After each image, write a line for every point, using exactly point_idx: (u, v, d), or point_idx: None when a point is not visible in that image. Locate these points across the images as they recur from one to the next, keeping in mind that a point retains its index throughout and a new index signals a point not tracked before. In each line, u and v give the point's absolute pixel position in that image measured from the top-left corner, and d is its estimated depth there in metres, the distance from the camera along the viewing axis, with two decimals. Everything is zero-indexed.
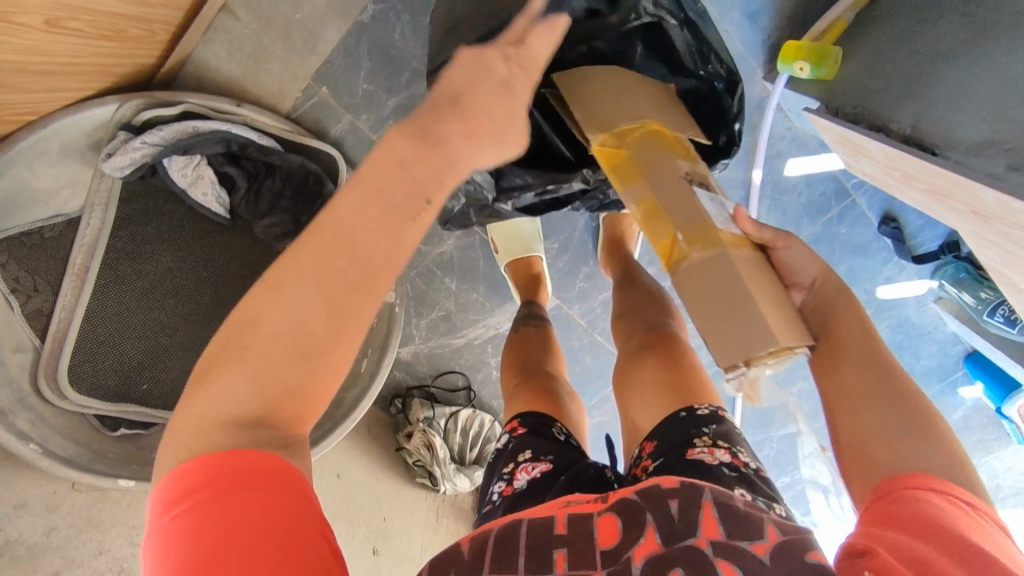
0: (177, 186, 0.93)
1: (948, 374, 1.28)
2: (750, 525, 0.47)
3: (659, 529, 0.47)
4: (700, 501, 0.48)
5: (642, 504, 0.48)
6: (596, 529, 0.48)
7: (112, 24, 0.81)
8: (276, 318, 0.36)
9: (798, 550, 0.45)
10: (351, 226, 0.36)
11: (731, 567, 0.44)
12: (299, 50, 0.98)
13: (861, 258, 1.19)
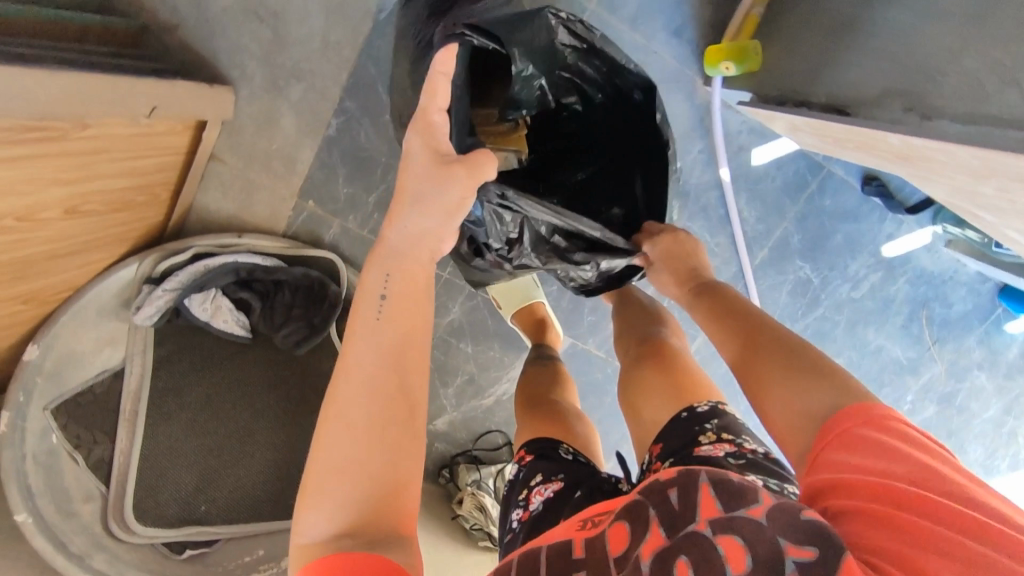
0: (200, 320, 1.03)
1: (987, 313, 1.28)
2: (746, 497, 0.47)
3: (664, 525, 0.49)
4: (697, 483, 0.50)
5: (646, 502, 0.51)
6: (606, 541, 0.51)
7: (118, 198, 0.93)
8: (357, 424, 0.48)
9: (797, 515, 0.45)
10: (381, 335, 0.51)
11: (732, 540, 0.45)
12: (284, 175, 1.09)
13: (855, 222, 1.20)
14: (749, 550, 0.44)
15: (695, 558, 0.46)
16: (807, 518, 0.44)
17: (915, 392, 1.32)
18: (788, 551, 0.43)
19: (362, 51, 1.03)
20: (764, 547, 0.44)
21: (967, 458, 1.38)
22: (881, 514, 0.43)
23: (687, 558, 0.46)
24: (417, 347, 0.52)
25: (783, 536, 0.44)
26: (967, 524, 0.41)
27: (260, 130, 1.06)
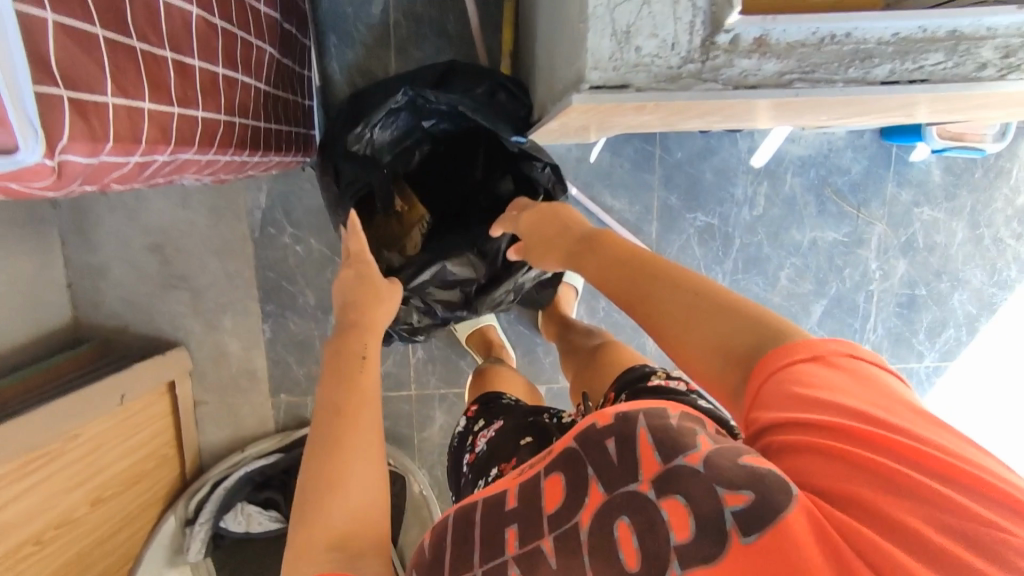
0: (239, 532, 1.15)
1: (887, 158, 1.31)
2: (683, 441, 0.42)
3: (601, 480, 0.44)
4: (634, 434, 0.44)
5: (584, 458, 0.45)
6: (541, 497, 0.46)
7: (133, 471, 1.11)
8: (314, 465, 0.53)
9: (730, 457, 0.40)
10: (330, 399, 0.59)
11: (674, 500, 0.40)
12: (251, 387, 1.26)
13: (715, 155, 1.28)
14: (693, 513, 0.39)
15: (634, 515, 0.41)
16: (745, 464, 0.39)
17: (877, 257, 1.34)
18: (725, 502, 0.38)
19: (258, 264, 1.21)
20: (706, 492, 0.39)
21: (971, 285, 1.36)
22: (847, 469, 0.38)
23: (626, 516, 0.42)
24: (357, 400, 0.58)
25: (722, 484, 0.39)
26: (936, 466, 0.36)
27: (218, 364, 1.25)
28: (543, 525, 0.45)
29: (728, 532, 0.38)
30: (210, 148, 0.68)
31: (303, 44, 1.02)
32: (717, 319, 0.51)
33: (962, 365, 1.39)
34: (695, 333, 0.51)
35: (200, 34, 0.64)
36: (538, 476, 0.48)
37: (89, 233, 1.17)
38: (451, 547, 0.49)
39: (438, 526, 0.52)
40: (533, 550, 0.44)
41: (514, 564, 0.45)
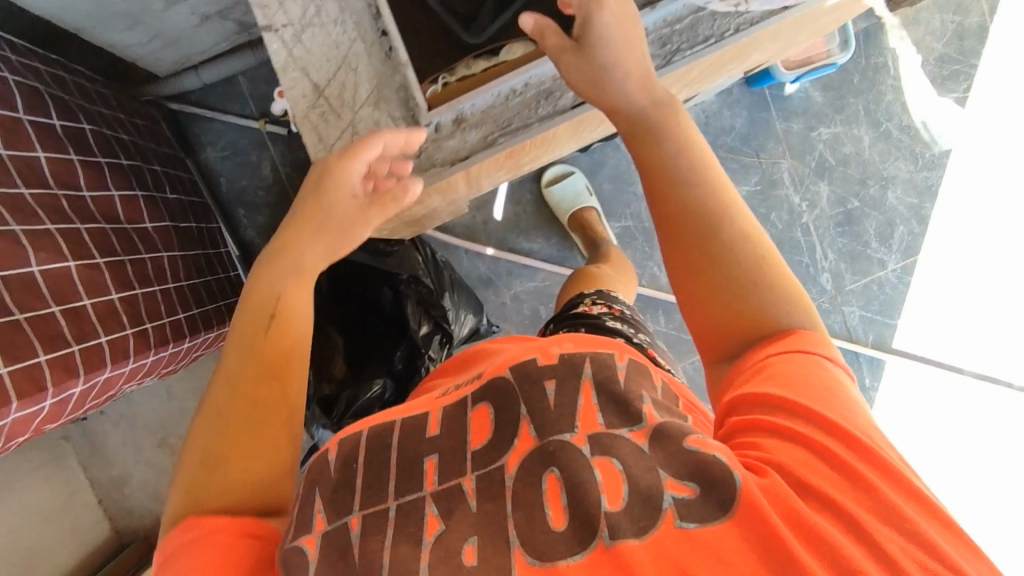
0: None
1: (763, 102, 1.35)
2: (631, 415, 0.48)
3: (533, 424, 0.48)
4: (579, 382, 0.50)
5: (517, 398, 0.50)
6: (468, 432, 0.50)
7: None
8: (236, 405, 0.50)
9: (677, 440, 0.45)
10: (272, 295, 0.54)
11: (607, 462, 0.45)
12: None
13: (605, 166, 1.36)
14: (626, 478, 0.44)
15: (565, 472, 0.45)
16: (690, 448, 0.44)
17: (796, 190, 1.37)
18: (670, 487, 0.42)
19: None
20: (650, 473, 0.44)
21: (900, 178, 1.36)
22: (817, 458, 0.42)
23: (556, 470, 0.46)
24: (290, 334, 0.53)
25: (665, 469, 0.43)
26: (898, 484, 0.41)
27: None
28: (466, 463, 0.48)
29: (665, 507, 0.42)
30: (127, 359, 0.80)
31: (210, 229, 1.16)
32: (738, 281, 0.52)
33: (930, 254, 1.37)
34: (728, 307, 0.52)
35: (84, 277, 0.76)
36: (462, 408, 0.52)
37: (102, 450, 1.31)
38: (364, 469, 0.50)
39: (350, 437, 0.54)
40: (452, 488, 0.47)
41: (432, 498, 0.47)
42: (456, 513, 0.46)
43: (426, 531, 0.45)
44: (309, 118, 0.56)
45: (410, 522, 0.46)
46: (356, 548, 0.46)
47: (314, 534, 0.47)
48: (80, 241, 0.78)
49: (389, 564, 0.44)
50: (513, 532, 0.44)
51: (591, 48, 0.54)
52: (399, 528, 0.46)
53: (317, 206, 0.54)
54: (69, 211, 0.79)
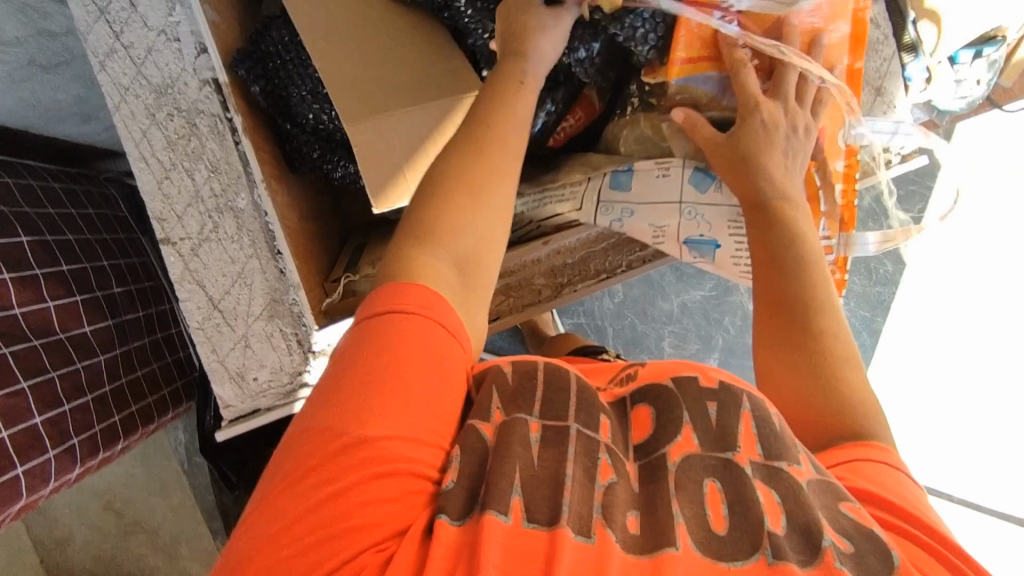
0: None
1: None
2: (790, 453, 0.49)
3: (697, 431, 0.51)
4: (740, 412, 0.51)
5: (680, 405, 0.53)
6: (629, 427, 0.54)
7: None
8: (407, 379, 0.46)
9: (832, 499, 0.47)
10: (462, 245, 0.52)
11: (768, 488, 0.47)
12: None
13: None
14: (784, 506, 0.45)
15: (727, 485, 0.47)
16: (846, 514, 0.46)
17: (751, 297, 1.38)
18: (830, 532, 0.44)
19: (195, 491, 1.35)
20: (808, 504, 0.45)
21: None
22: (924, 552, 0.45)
23: (718, 481, 0.47)
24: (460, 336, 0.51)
25: (825, 515, 0.45)
26: None
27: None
28: (630, 452, 0.52)
29: (824, 545, 0.43)
30: (46, 483, 0.83)
31: (160, 311, 1.17)
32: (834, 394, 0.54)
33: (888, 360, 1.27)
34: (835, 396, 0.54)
35: (4, 408, 0.79)
36: (625, 406, 0.57)
37: (47, 509, 1.34)
38: (489, 422, 0.52)
39: (523, 363, 0.58)
40: (619, 453, 0.50)
41: (604, 447, 0.50)
42: (620, 480, 0.49)
43: (600, 475, 0.48)
44: (202, 326, 0.73)
45: (587, 457, 0.49)
46: (536, 450, 0.48)
47: (492, 424, 0.51)
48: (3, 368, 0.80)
49: (574, 476, 0.47)
50: (677, 512, 0.46)
51: (739, 138, 0.63)
52: (584, 451, 0.49)
53: (487, 138, 0.55)
54: None
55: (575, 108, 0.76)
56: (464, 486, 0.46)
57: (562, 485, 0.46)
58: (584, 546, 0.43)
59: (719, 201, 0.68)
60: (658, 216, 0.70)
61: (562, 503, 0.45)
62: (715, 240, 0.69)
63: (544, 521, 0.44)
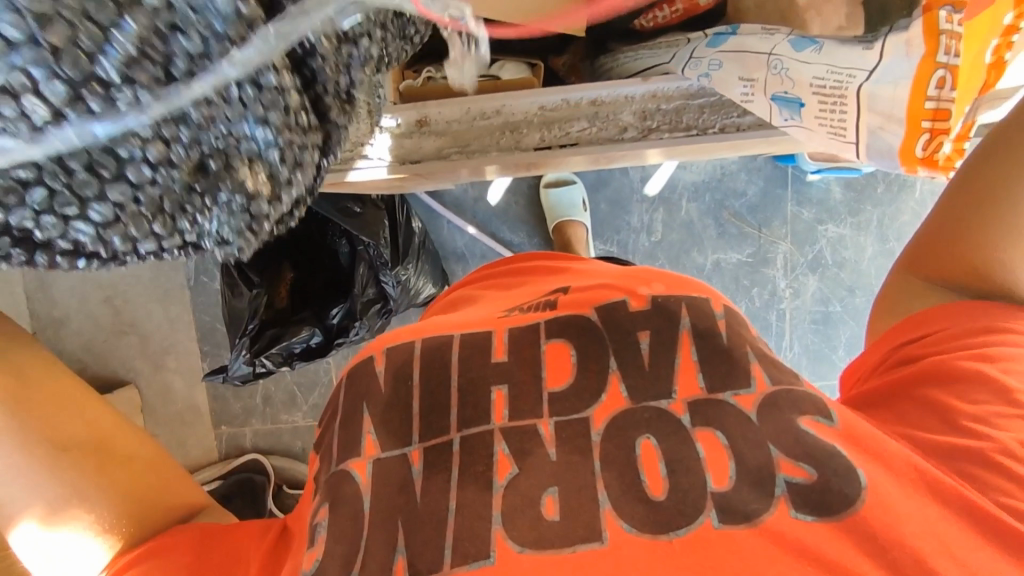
0: None
1: (784, 178, 1.33)
2: (735, 383, 0.51)
3: (623, 383, 0.51)
4: (678, 333, 0.53)
5: (607, 348, 0.54)
6: (543, 369, 0.53)
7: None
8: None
9: (791, 415, 0.49)
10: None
11: (708, 431, 0.48)
12: (196, 421, 1.37)
13: (608, 187, 1.36)
14: (728, 453, 0.47)
15: (662, 443, 0.48)
16: (806, 429, 0.48)
17: (784, 275, 1.36)
18: (784, 472, 0.46)
19: (195, 310, 1.34)
20: (748, 441, 0.48)
21: None
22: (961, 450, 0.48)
23: (652, 437, 0.49)
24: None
25: (777, 447, 0.47)
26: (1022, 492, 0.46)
27: (165, 401, 1.36)
28: (545, 407, 0.51)
29: (778, 495, 0.46)
30: None
31: None
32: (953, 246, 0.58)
33: None
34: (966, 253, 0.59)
35: None
36: (537, 336, 0.55)
37: (49, 286, 1.34)
38: (416, 392, 0.54)
39: (399, 347, 0.57)
40: (529, 428, 0.50)
41: (502, 435, 0.50)
42: (528, 459, 0.49)
43: (499, 473, 0.49)
44: None
45: (478, 462, 0.49)
46: (419, 485, 0.50)
47: (364, 460, 0.52)
48: None
49: (457, 508, 0.48)
50: (597, 468, 0.48)
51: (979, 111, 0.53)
52: (466, 465, 0.49)
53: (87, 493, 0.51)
54: None
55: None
56: (339, 556, 0.49)
57: (444, 521, 0.47)
58: (483, 567, 0.45)
59: (812, 60, 0.58)
60: (747, 69, 0.62)
61: (444, 545, 0.47)
62: (799, 99, 0.59)
63: (426, 569, 0.46)
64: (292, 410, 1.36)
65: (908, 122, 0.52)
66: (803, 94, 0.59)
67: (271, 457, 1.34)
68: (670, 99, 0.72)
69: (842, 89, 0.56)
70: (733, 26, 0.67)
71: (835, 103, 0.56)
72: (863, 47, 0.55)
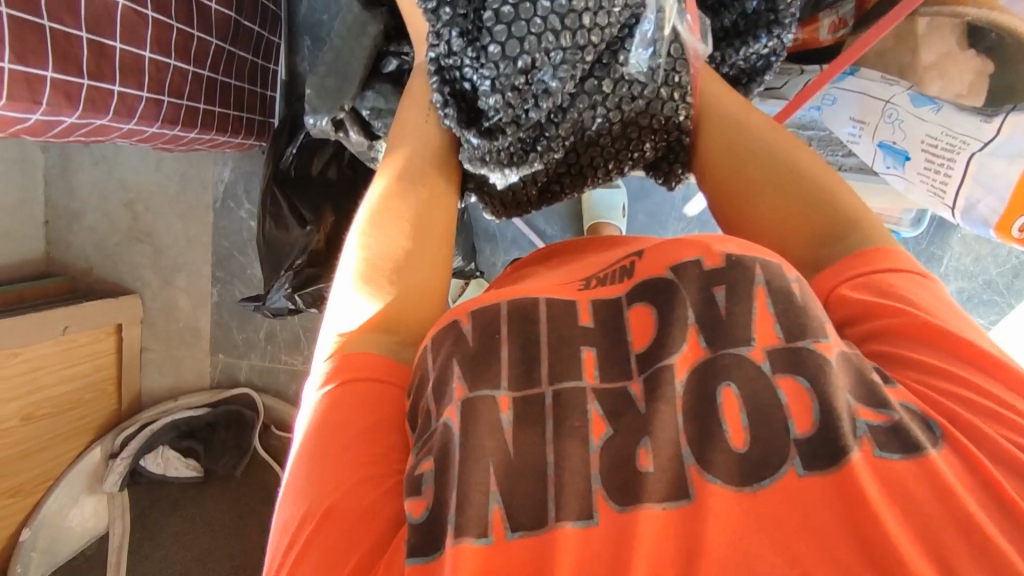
0: (155, 473, 1.23)
1: None
2: (812, 329, 0.40)
3: (705, 334, 0.41)
4: (752, 289, 0.42)
5: (685, 301, 0.43)
6: (627, 331, 0.44)
7: (68, 398, 1.18)
8: (343, 477, 0.40)
9: (868, 377, 0.39)
10: (319, 474, 0.41)
11: (792, 380, 0.39)
12: (194, 342, 1.35)
13: (649, 198, 1.35)
14: (814, 394, 0.38)
15: (744, 388, 0.39)
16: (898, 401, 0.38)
17: None
18: (861, 415, 0.37)
19: (215, 232, 1.30)
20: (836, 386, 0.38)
21: None
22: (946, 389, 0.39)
23: (733, 385, 0.39)
24: (351, 441, 0.42)
25: (853, 396, 0.38)
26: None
27: (169, 317, 1.34)
28: (633, 367, 0.42)
29: (858, 434, 0.36)
30: (128, 119, 0.78)
31: (267, 41, 1.08)
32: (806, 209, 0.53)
33: None
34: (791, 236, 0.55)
35: (127, 21, 0.74)
36: (617, 304, 0.45)
37: (72, 180, 1.31)
38: (509, 343, 0.44)
39: (485, 307, 0.46)
40: (618, 390, 0.41)
41: (595, 395, 0.41)
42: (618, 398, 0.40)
43: (593, 432, 0.40)
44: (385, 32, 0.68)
45: (572, 415, 0.40)
46: (510, 434, 0.40)
47: (454, 404, 0.40)
48: None
49: (557, 463, 0.39)
50: (680, 421, 0.39)
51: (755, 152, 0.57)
52: (560, 419, 0.40)
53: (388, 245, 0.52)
54: None
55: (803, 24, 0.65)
56: None
57: (544, 475, 0.38)
58: (587, 529, 0.36)
59: (930, 121, 0.56)
60: (859, 112, 0.60)
61: (546, 498, 0.38)
62: (906, 152, 0.58)
63: (529, 525, 0.37)
64: (288, 352, 1.32)
65: (1010, 202, 0.52)
66: (911, 148, 0.58)
67: (263, 394, 1.32)
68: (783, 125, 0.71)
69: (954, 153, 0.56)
70: (851, 64, 0.62)
71: (943, 165, 0.56)
72: (982, 118, 0.53)
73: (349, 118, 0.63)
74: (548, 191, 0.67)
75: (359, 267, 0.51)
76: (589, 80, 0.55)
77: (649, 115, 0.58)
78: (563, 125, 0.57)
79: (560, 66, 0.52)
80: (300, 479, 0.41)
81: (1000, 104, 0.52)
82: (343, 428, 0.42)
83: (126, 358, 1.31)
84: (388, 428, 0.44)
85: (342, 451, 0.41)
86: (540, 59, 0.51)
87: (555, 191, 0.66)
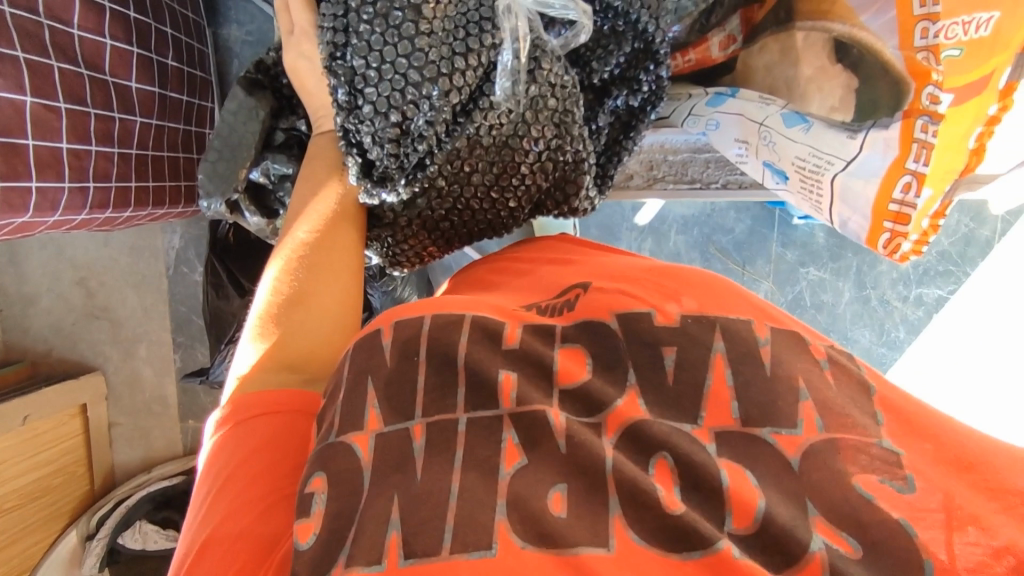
0: (134, 549, 1.20)
1: (770, 220, 1.27)
2: (780, 418, 0.42)
3: (643, 396, 0.44)
4: (711, 361, 0.45)
5: (627, 363, 0.46)
6: (556, 364, 0.45)
7: (38, 485, 1.17)
8: (226, 502, 0.40)
9: (830, 468, 0.40)
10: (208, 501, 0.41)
11: (740, 470, 0.40)
12: (163, 412, 1.34)
13: (600, 212, 1.35)
14: (762, 492, 0.39)
15: (679, 461, 0.40)
16: (858, 489, 0.39)
17: None
18: (819, 529, 0.38)
19: (172, 299, 1.30)
20: (787, 495, 0.40)
21: (859, 344, 1.27)
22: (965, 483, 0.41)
23: (668, 456, 0.40)
24: (240, 470, 0.42)
25: (815, 505, 0.39)
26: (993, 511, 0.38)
27: (133, 389, 1.34)
28: (555, 396, 0.43)
29: (813, 549, 0.37)
30: (51, 211, 0.79)
31: (200, 107, 1.07)
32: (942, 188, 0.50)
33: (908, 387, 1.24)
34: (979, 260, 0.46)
35: (38, 117, 0.75)
36: (553, 337, 0.47)
37: (20, 263, 1.30)
38: (425, 368, 0.44)
39: (407, 321, 0.47)
40: (535, 415, 0.41)
41: (511, 423, 0.41)
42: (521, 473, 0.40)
43: (505, 461, 0.40)
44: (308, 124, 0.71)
45: (482, 443, 0.41)
46: (419, 462, 0.40)
47: (368, 434, 0.41)
48: (48, 79, 0.76)
49: (459, 490, 0.38)
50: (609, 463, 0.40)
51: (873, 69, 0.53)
52: (469, 449, 0.40)
53: (288, 280, 0.51)
54: (49, 46, 0.76)
55: (693, 45, 0.63)
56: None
57: (445, 504, 0.38)
58: (484, 560, 0.36)
59: (798, 141, 0.58)
60: (741, 134, 0.63)
61: (443, 529, 0.37)
62: (783, 171, 0.61)
63: (422, 553, 0.36)
64: None
65: (872, 218, 0.54)
66: (786, 168, 0.60)
67: None
68: (676, 151, 0.77)
69: (819, 174, 0.57)
70: (732, 87, 0.63)
71: (812, 185, 0.59)
72: (847, 135, 0.54)
73: (244, 198, 0.64)
74: (452, 237, 0.64)
75: (256, 306, 0.52)
76: (465, 117, 0.55)
77: (525, 146, 0.57)
78: (441, 156, 0.55)
79: (432, 108, 0.53)
80: (204, 505, 0.42)
81: (864, 119, 0.54)
82: (232, 455, 0.43)
83: (94, 436, 1.30)
84: (282, 456, 0.43)
85: (245, 479, 0.41)
86: (410, 108, 0.53)
87: (457, 239, 0.64)
